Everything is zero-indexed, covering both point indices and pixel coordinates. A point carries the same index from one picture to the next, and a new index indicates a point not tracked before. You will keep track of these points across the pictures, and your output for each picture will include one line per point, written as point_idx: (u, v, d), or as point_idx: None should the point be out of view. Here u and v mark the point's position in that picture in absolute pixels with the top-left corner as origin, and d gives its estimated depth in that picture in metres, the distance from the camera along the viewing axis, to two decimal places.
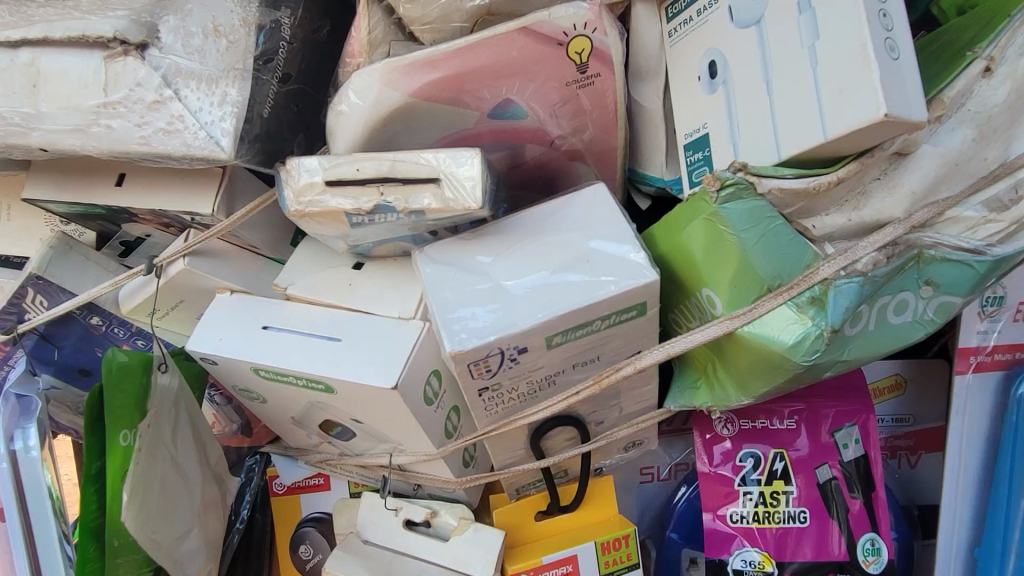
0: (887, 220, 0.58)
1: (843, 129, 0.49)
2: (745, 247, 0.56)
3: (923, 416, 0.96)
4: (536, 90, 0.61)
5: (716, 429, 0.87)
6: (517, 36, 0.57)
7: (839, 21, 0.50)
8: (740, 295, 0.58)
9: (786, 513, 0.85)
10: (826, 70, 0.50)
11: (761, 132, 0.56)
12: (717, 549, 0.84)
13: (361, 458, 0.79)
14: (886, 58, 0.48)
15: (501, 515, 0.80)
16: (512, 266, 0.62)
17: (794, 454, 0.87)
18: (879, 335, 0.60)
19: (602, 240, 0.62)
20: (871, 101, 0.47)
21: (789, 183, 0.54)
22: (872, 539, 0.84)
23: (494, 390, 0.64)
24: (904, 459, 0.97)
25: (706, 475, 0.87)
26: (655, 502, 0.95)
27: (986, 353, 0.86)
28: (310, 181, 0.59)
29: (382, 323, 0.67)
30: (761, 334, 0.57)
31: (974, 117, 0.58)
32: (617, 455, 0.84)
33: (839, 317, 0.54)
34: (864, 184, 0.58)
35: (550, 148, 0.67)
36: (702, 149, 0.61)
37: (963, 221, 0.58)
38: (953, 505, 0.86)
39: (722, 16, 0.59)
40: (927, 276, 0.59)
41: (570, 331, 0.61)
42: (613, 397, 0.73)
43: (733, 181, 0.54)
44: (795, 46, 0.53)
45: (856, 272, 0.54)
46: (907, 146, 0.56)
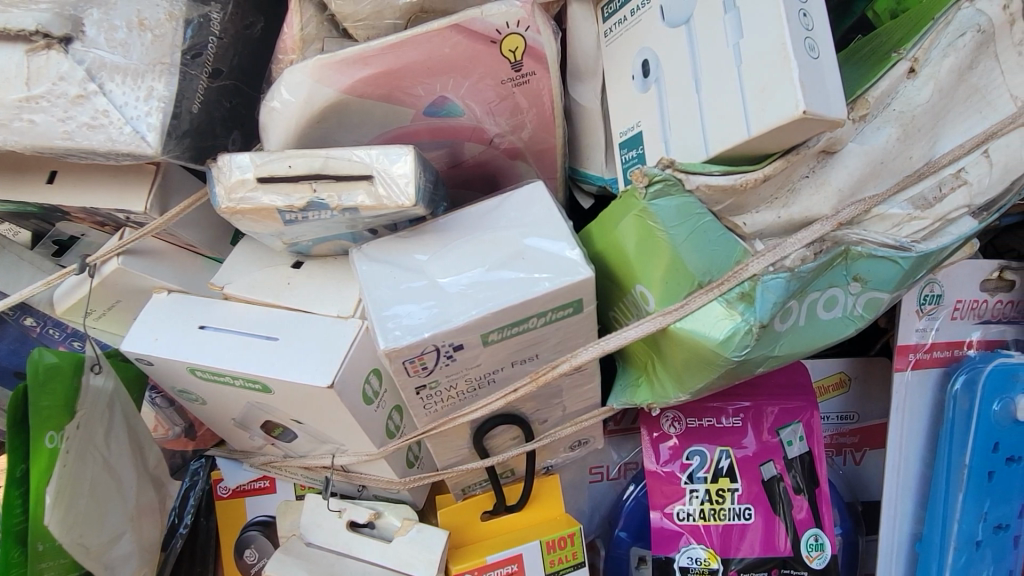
0: (813, 218, 0.60)
1: (766, 127, 0.50)
2: (675, 244, 0.56)
3: (867, 412, 0.97)
4: (471, 88, 0.61)
5: (663, 428, 0.88)
6: (449, 34, 0.57)
7: (761, 20, 0.51)
8: (672, 292, 0.58)
9: (731, 511, 0.86)
10: (749, 68, 0.51)
11: (690, 130, 0.56)
12: (663, 547, 0.85)
13: (304, 459, 0.78)
14: (806, 57, 0.49)
15: (446, 516, 0.80)
16: (448, 263, 0.62)
17: (740, 453, 0.88)
18: (810, 331, 0.61)
19: (538, 237, 0.62)
20: (791, 99, 0.48)
21: (715, 180, 0.55)
22: (815, 535, 0.85)
23: (430, 388, 0.64)
24: (849, 456, 0.98)
25: (653, 473, 0.87)
26: (604, 502, 0.96)
27: (924, 350, 0.88)
28: (241, 178, 0.59)
29: (320, 321, 0.66)
30: (691, 330, 0.57)
31: (898, 117, 0.60)
32: (563, 454, 0.85)
33: (766, 312, 0.55)
34: (792, 181, 0.59)
35: (489, 147, 0.68)
36: (636, 147, 0.62)
37: (889, 219, 0.60)
38: (894, 500, 0.89)
39: (654, 16, 0.60)
40: (855, 272, 0.60)
41: (505, 329, 0.61)
42: (555, 396, 0.73)
43: (662, 177, 0.55)
44: (721, 45, 0.54)
45: (783, 268, 0.55)
46: (833, 144, 0.57)
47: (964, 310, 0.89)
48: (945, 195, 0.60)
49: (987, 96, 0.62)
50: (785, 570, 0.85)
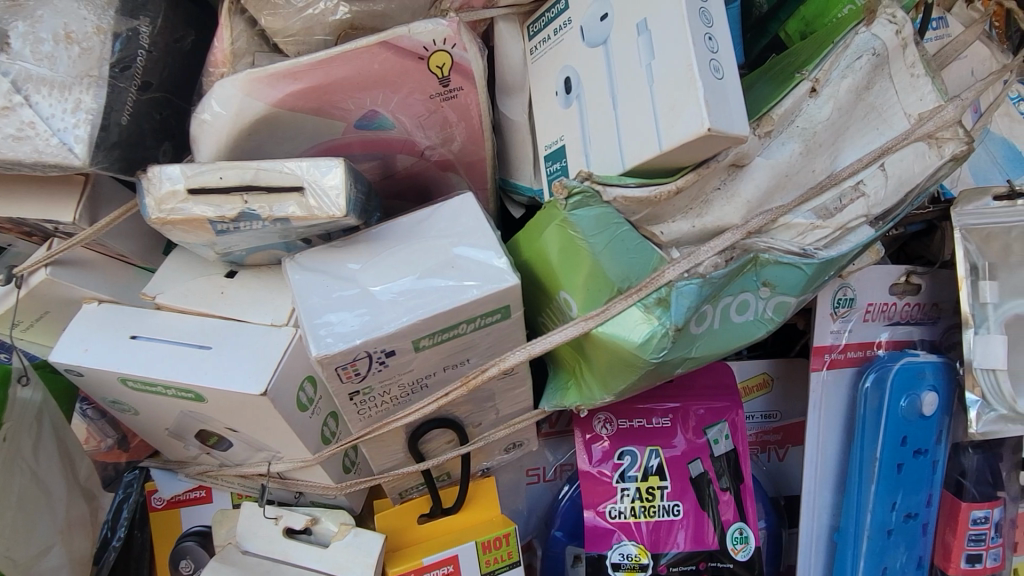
0: (725, 226, 0.64)
1: (675, 143, 0.53)
2: (595, 252, 0.59)
3: (789, 411, 1.02)
4: (401, 102, 0.63)
5: (596, 429, 0.91)
6: (378, 50, 0.59)
7: (669, 43, 0.54)
8: (593, 297, 0.61)
9: (661, 507, 0.89)
10: (661, 87, 0.55)
11: (608, 145, 0.59)
12: (597, 545, 0.88)
13: (241, 467, 0.79)
14: (711, 78, 0.53)
15: (383, 519, 0.82)
16: (381, 272, 0.64)
17: (669, 452, 0.91)
18: (723, 333, 0.65)
19: (466, 246, 0.65)
20: (697, 116, 0.52)
21: (631, 192, 0.58)
22: (740, 529, 0.90)
23: (364, 394, 0.66)
24: (773, 453, 1.04)
25: (587, 473, 0.90)
26: (541, 503, 0.99)
27: (839, 351, 0.93)
28: (172, 189, 0.59)
29: (255, 329, 0.67)
30: (612, 333, 0.60)
31: (801, 133, 0.65)
32: (499, 456, 0.87)
33: (680, 316, 0.58)
34: (706, 193, 0.63)
35: (420, 158, 0.70)
36: (560, 159, 0.65)
37: (794, 227, 0.64)
38: (813, 493, 0.94)
39: (575, 36, 0.63)
40: (764, 278, 0.64)
41: (437, 334, 0.63)
42: (488, 400, 0.75)
43: (580, 189, 0.58)
44: (635, 66, 0.57)
45: (696, 274, 0.59)
46: (741, 158, 0.61)
47: (875, 312, 0.94)
48: (846, 206, 0.65)
49: (882, 114, 0.67)
50: (712, 563, 0.89)
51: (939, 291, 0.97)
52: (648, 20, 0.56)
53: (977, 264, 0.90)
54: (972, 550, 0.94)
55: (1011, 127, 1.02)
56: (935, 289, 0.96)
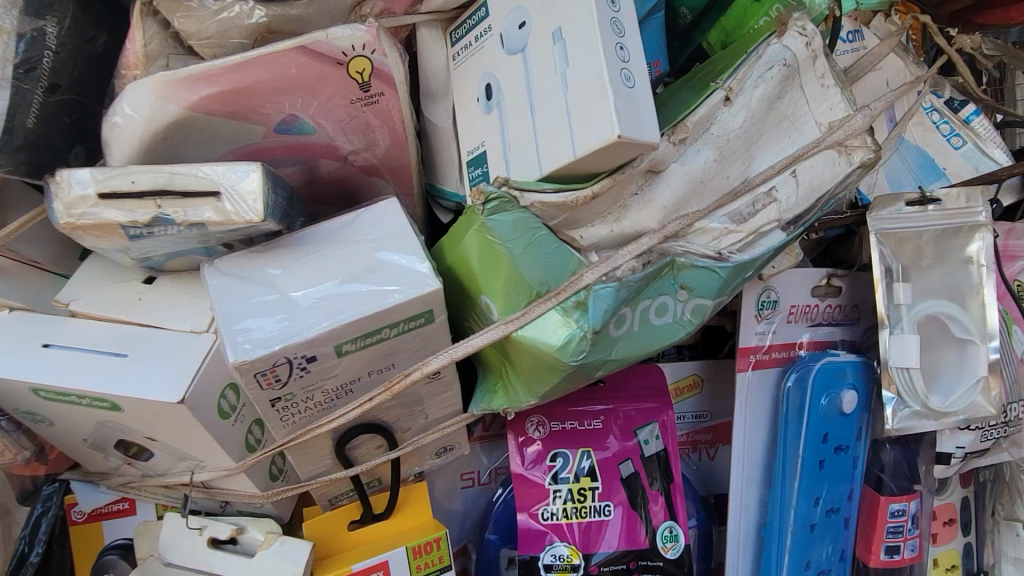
0: (643, 231, 0.65)
1: (589, 149, 0.55)
2: (513, 256, 0.60)
3: (718, 411, 1.05)
4: (321, 106, 0.63)
5: (528, 432, 0.92)
6: (295, 55, 0.59)
7: (582, 52, 0.56)
8: (513, 301, 0.62)
9: (592, 507, 0.91)
10: (574, 95, 0.56)
11: (526, 150, 0.60)
12: (530, 546, 0.88)
13: (163, 478, 0.77)
14: (622, 87, 0.54)
15: (312, 527, 0.81)
16: (302, 277, 0.64)
17: (600, 453, 0.93)
18: (644, 336, 0.65)
19: (389, 251, 0.65)
20: (607, 124, 0.53)
21: (548, 197, 0.59)
22: (670, 527, 0.91)
23: (286, 401, 0.65)
24: (704, 452, 1.06)
25: (520, 476, 0.90)
26: (476, 507, 0.99)
27: (764, 351, 0.96)
28: (81, 193, 0.58)
29: (173, 336, 0.66)
30: (532, 337, 0.61)
31: (715, 141, 0.66)
32: (431, 461, 0.87)
33: (598, 319, 0.59)
34: (624, 198, 0.64)
35: (344, 163, 0.70)
36: (481, 165, 0.65)
37: (711, 231, 0.66)
38: (740, 490, 0.96)
39: (495, 43, 0.63)
40: (682, 281, 0.65)
41: (359, 340, 0.63)
42: (416, 405, 0.76)
43: (497, 195, 0.59)
44: (551, 73, 0.58)
45: (613, 278, 0.60)
46: (657, 164, 0.63)
47: (798, 314, 0.98)
48: (758, 211, 0.68)
49: (794, 122, 0.70)
50: (643, 562, 0.90)
51: (858, 293, 1.01)
52: (562, 29, 0.57)
53: (891, 267, 0.94)
54: (891, 542, 0.98)
55: (924, 136, 1.07)
56: (855, 291, 1.00)
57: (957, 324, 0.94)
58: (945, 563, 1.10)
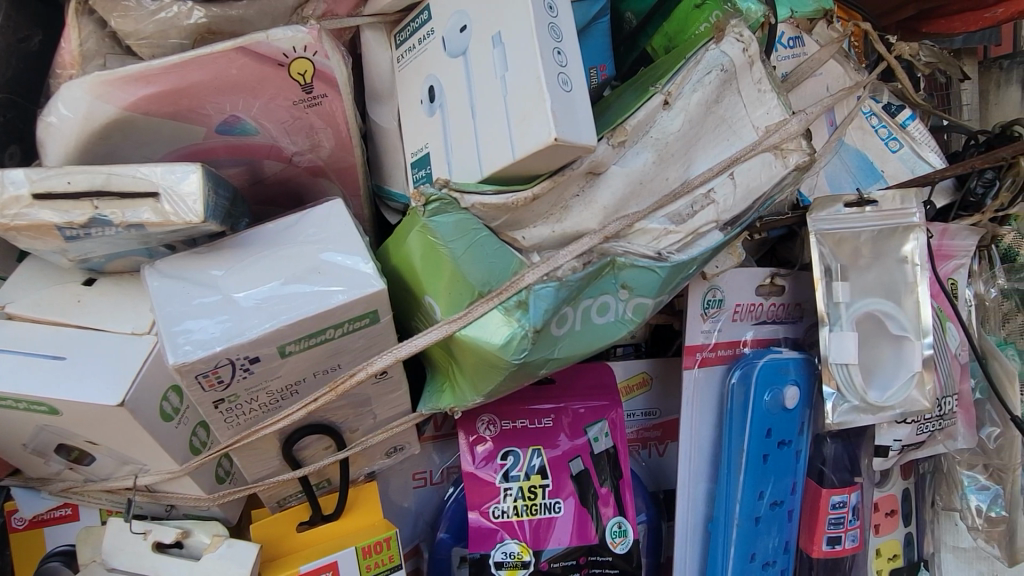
0: (584, 231, 0.66)
1: (527, 151, 0.56)
2: (455, 256, 0.61)
3: (667, 409, 1.07)
4: (263, 108, 0.63)
5: (479, 431, 0.93)
6: (235, 56, 0.59)
7: (521, 56, 0.57)
8: (456, 301, 0.62)
9: (543, 505, 0.92)
10: (513, 98, 0.57)
11: (468, 152, 0.61)
12: (480, 544, 0.89)
13: (106, 482, 0.76)
14: (559, 90, 0.55)
15: (259, 529, 0.80)
16: (244, 278, 0.63)
17: (551, 451, 0.94)
18: (586, 334, 0.66)
19: (332, 252, 0.65)
20: (545, 127, 0.54)
21: (488, 199, 0.61)
22: (619, 523, 0.93)
23: (230, 402, 0.65)
24: (654, 449, 1.08)
25: (471, 474, 0.91)
26: (428, 507, 0.99)
27: (710, 349, 0.98)
28: (15, 194, 0.57)
29: (114, 339, 0.65)
30: (474, 336, 0.61)
31: (654, 143, 0.68)
32: (381, 461, 0.87)
33: (538, 318, 0.60)
34: (565, 199, 0.66)
35: (289, 164, 0.70)
36: (425, 167, 0.66)
37: (650, 232, 0.68)
38: (687, 486, 0.98)
39: (437, 46, 0.64)
40: (623, 280, 0.66)
41: (303, 340, 0.63)
42: (364, 405, 0.76)
43: (438, 197, 0.61)
44: (491, 77, 0.59)
45: (553, 277, 0.62)
46: (596, 166, 0.65)
47: (743, 312, 1.00)
48: (697, 212, 0.70)
49: (732, 126, 0.73)
50: (592, 557, 0.92)
51: (801, 291, 1.04)
52: (502, 33, 0.58)
53: (831, 266, 0.97)
54: (832, 533, 1.01)
55: (865, 139, 1.10)
56: (797, 290, 1.04)
57: (894, 322, 0.98)
58: (887, 552, 1.13)
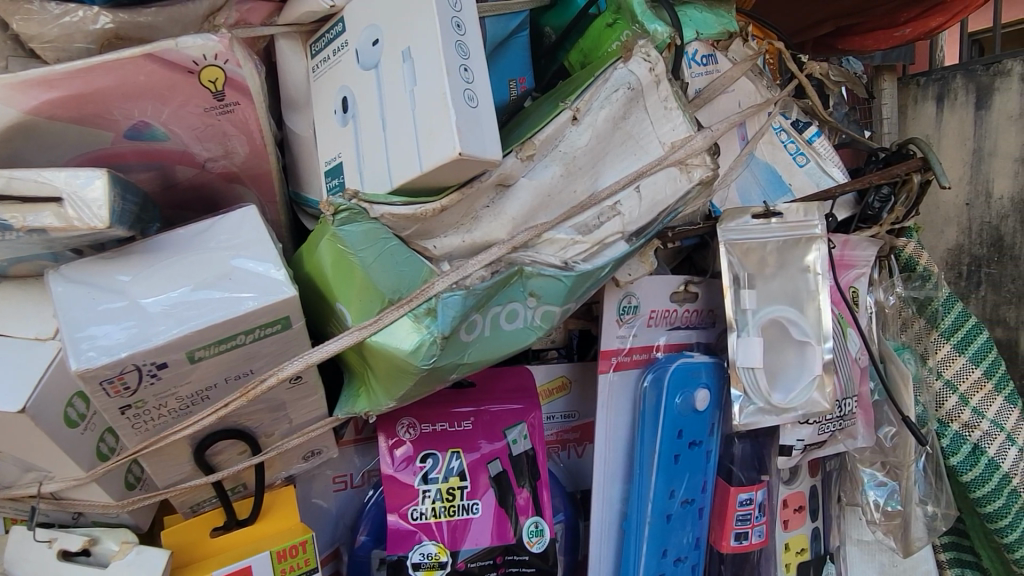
0: (493, 241, 0.69)
1: (434, 164, 0.58)
2: (364, 264, 0.62)
3: (585, 411, 1.11)
4: (172, 114, 0.63)
5: (398, 434, 0.94)
6: (142, 62, 0.59)
7: (428, 72, 0.59)
8: (366, 309, 0.64)
9: (461, 506, 0.94)
10: (421, 112, 0.59)
11: (378, 163, 0.63)
12: (398, 546, 0.90)
13: (9, 490, 0.74)
14: (464, 106, 0.58)
15: (170, 535, 0.79)
16: (152, 284, 0.63)
17: (469, 453, 0.96)
18: (494, 341, 0.69)
19: (244, 258, 0.66)
20: (450, 142, 0.56)
21: (397, 209, 0.62)
22: (536, 522, 0.96)
23: (137, 408, 0.65)
24: (573, 450, 1.12)
25: (390, 477, 0.93)
26: (349, 509, 1.00)
27: (625, 353, 1.02)
28: None
29: (16, 343, 0.65)
30: (383, 342, 0.63)
31: (561, 157, 0.72)
32: (298, 465, 0.88)
33: (446, 325, 0.62)
34: (475, 210, 0.68)
35: (202, 170, 0.70)
36: (337, 176, 0.67)
37: (557, 242, 0.71)
38: (603, 485, 1.02)
39: (350, 58, 0.65)
40: (531, 288, 0.69)
41: (213, 346, 0.63)
42: (279, 409, 0.76)
43: (347, 207, 0.62)
44: (400, 91, 0.61)
45: (460, 286, 0.64)
46: (506, 178, 0.68)
47: (657, 318, 1.04)
48: (604, 222, 0.73)
49: (639, 141, 0.76)
50: (509, 557, 0.93)
51: (713, 298, 1.09)
52: (411, 49, 0.60)
53: (738, 274, 1.02)
54: (739, 528, 1.06)
55: (774, 154, 1.16)
56: (710, 297, 1.09)
57: (797, 328, 1.03)
58: (795, 546, 1.17)
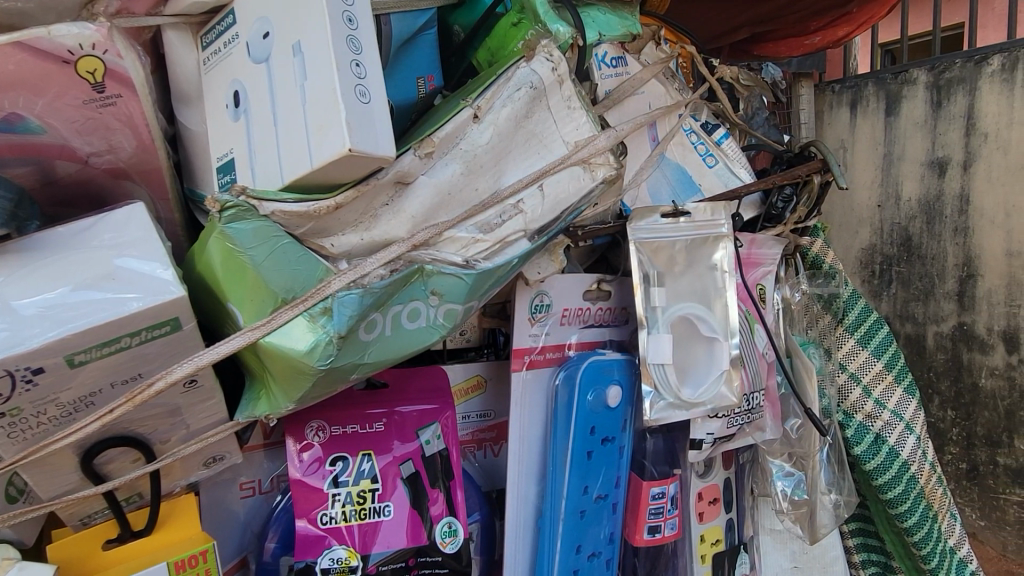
0: (392, 239, 0.69)
1: (325, 160, 0.57)
2: (255, 263, 0.61)
3: (501, 410, 1.11)
4: (47, 106, 0.61)
5: (307, 437, 0.92)
6: (12, 51, 0.56)
7: (318, 67, 0.58)
8: (257, 309, 0.61)
9: (372, 508, 0.92)
10: (312, 106, 0.58)
11: (270, 160, 0.62)
12: (306, 552, 0.88)
13: None
14: (356, 102, 0.57)
15: (57, 550, 0.75)
16: (27, 285, 0.60)
17: (381, 454, 0.95)
18: (395, 340, 0.68)
19: (128, 257, 0.63)
20: (340, 137, 0.56)
21: (289, 207, 0.62)
22: (449, 522, 0.95)
23: (12, 416, 0.61)
24: (489, 449, 1.12)
25: (298, 481, 0.90)
26: (257, 517, 0.98)
27: (537, 352, 1.03)
28: None
29: None
30: (277, 343, 0.61)
31: (463, 155, 0.72)
32: (199, 472, 0.85)
33: (342, 324, 0.61)
34: (374, 208, 0.68)
35: (85, 166, 0.68)
36: (229, 172, 0.65)
37: (458, 240, 0.71)
38: (517, 483, 1.02)
39: (240, 51, 0.63)
40: (432, 287, 0.69)
41: (94, 349, 0.60)
42: (173, 415, 0.74)
43: (234, 203, 0.60)
44: (291, 85, 0.59)
45: (357, 284, 0.63)
46: (404, 176, 0.68)
47: (570, 317, 1.06)
48: (506, 221, 0.73)
49: (542, 140, 0.77)
50: (421, 558, 0.92)
51: (625, 296, 1.11)
52: (301, 42, 0.59)
53: (648, 272, 1.04)
54: (652, 522, 1.08)
55: (684, 154, 1.18)
56: (622, 295, 1.11)
57: (705, 324, 1.06)
58: (710, 537, 1.20)
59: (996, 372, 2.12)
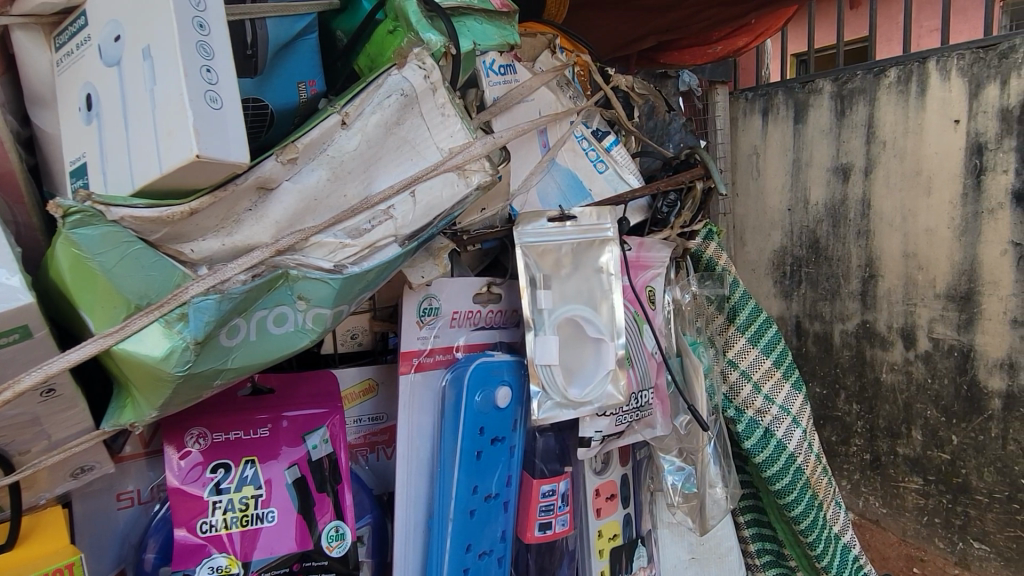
0: (255, 244, 0.69)
1: (173, 165, 0.57)
2: (105, 269, 0.60)
3: (392, 413, 1.12)
4: None
5: (186, 445, 0.90)
6: None
7: (166, 72, 0.57)
8: (110, 316, 0.61)
9: (254, 515, 0.91)
10: (160, 111, 0.58)
11: (121, 165, 0.62)
12: (185, 561, 0.86)
13: None
14: (205, 107, 0.57)
15: None
16: None
17: (264, 459, 0.94)
18: (261, 345, 0.68)
19: None
20: (187, 142, 0.56)
21: (140, 212, 0.61)
22: (336, 526, 0.95)
23: None
24: (382, 452, 1.13)
25: (177, 490, 0.88)
26: (136, 528, 0.95)
27: (426, 354, 1.04)
28: None
29: None
30: (131, 350, 0.60)
31: (328, 161, 0.73)
32: (67, 483, 0.83)
33: (199, 330, 0.61)
34: (236, 213, 0.69)
35: None
36: (82, 177, 0.65)
37: (324, 245, 0.71)
38: (407, 486, 1.03)
39: (91, 54, 0.63)
40: (298, 291, 0.69)
41: None
42: (31, 425, 0.71)
43: (79, 209, 0.59)
44: (140, 90, 0.59)
45: (213, 290, 0.62)
46: (266, 181, 0.70)
47: (459, 319, 1.08)
48: (375, 226, 0.74)
49: (415, 146, 0.78)
50: (306, 563, 0.92)
51: (515, 299, 1.14)
52: (150, 47, 0.58)
53: (534, 275, 1.07)
54: (543, 519, 1.10)
55: (575, 160, 1.21)
56: (512, 297, 1.14)
57: (590, 325, 1.09)
58: (607, 533, 1.23)
59: (895, 367, 2.24)
